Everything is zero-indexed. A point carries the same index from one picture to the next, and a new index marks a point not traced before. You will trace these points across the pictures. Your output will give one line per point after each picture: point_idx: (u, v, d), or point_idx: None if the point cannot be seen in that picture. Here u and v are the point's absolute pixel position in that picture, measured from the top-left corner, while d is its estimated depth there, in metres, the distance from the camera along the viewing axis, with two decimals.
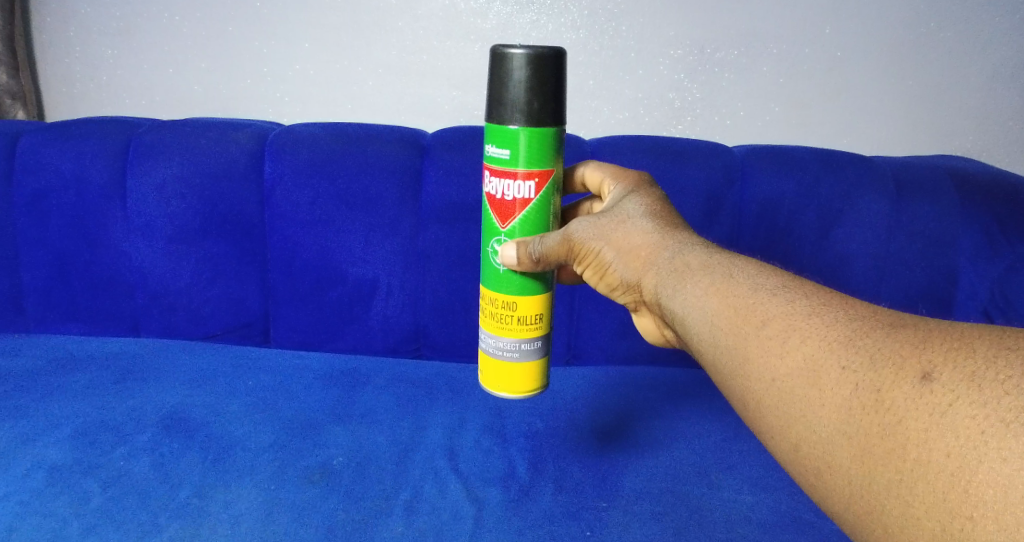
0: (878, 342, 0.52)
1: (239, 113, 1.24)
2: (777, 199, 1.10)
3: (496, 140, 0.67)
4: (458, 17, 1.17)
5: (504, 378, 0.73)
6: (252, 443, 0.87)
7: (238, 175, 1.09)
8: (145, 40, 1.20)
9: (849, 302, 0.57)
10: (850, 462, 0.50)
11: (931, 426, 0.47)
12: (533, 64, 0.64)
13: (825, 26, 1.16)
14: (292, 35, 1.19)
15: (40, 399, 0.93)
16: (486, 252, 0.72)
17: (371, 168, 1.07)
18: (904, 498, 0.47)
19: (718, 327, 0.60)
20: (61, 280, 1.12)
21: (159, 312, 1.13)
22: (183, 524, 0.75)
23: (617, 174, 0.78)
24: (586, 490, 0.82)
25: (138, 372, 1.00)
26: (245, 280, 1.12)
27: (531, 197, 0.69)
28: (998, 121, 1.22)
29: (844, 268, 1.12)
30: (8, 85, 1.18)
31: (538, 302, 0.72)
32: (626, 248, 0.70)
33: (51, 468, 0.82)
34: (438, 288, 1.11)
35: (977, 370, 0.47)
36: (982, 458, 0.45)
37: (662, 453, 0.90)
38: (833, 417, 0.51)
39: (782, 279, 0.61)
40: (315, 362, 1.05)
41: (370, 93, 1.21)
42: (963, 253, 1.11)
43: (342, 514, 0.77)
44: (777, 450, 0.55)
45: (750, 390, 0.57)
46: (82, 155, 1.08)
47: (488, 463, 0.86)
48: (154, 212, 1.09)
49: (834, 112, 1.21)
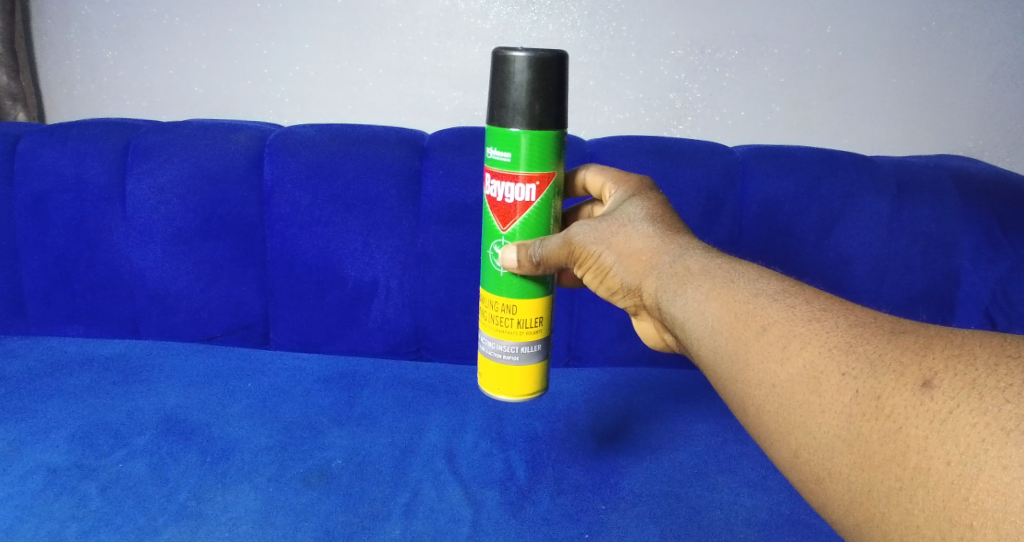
0: (878, 349, 0.52)
1: (239, 114, 1.24)
2: (777, 199, 1.10)
3: (497, 143, 0.67)
4: (458, 17, 1.16)
5: (503, 381, 0.73)
6: (251, 445, 0.87)
7: (238, 177, 1.08)
8: (145, 41, 1.20)
9: (850, 308, 0.57)
10: (849, 468, 0.50)
11: (931, 434, 0.47)
12: (535, 67, 0.63)
13: (826, 25, 1.16)
14: (292, 35, 1.18)
15: (39, 402, 0.93)
16: (486, 255, 0.72)
17: (370, 170, 1.07)
18: (904, 505, 0.47)
19: (718, 331, 0.60)
20: (61, 281, 1.12)
21: (159, 314, 1.13)
22: (181, 526, 0.75)
23: (618, 178, 0.78)
24: (585, 493, 0.82)
25: (137, 374, 1.00)
26: (245, 281, 1.12)
27: (532, 200, 0.68)
28: (1000, 121, 1.22)
29: (845, 268, 1.11)
30: (9, 87, 1.18)
31: (538, 305, 0.72)
32: (627, 252, 0.70)
33: (50, 471, 0.82)
34: (438, 289, 1.11)
35: (977, 377, 0.47)
36: (982, 466, 0.45)
37: (661, 455, 0.90)
38: (833, 424, 0.51)
39: (782, 285, 0.61)
40: (316, 364, 1.05)
41: (370, 93, 1.21)
42: (964, 253, 1.11)
43: (341, 516, 0.77)
44: (777, 456, 0.55)
45: (750, 395, 0.57)
46: (81, 157, 1.08)
47: (487, 465, 0.86)
48: (154, 214, 1.09)
49: (835, 112, 1.21)
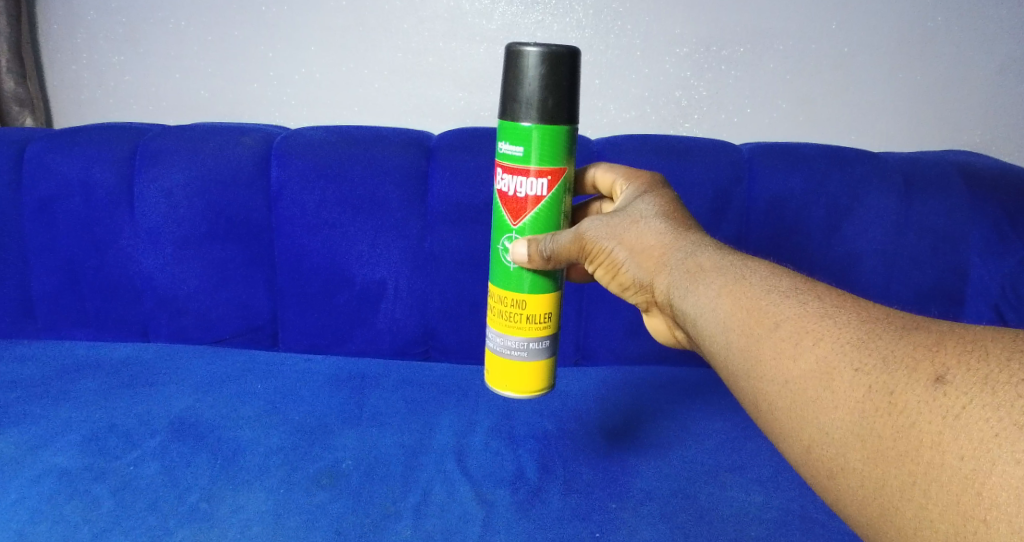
0: (891, 345, 0.52)
1: (245, 117, 1.24)
2: (785, 195, 1.10)
3: (509, 137, 0.67)
4: (463, 18, 1.17)
5: (509, 378, 0.73)
6: (262, 446, 0.87)
7: (246, 180, 1.09)
8: (151, 46, 1.20)
9: (862, 304, 0.56)
10: (863, 464, 0.50)
11: (945, 429, 0.47)
12: (549, 61, 0.63)
13: (832, 21, 1.16)
14: (298, 39, 1.19)
15: (49, 407, 0.94)
16: (496, 249, 0.72)
17: (377, 171, 1.08)
18: (918, 500, 0.47)
19: (730, 328, 0.60)
20: (71, 285, 1.13)
21: (169, 316, 1.13)
22: (193, 528, 0.75)
23: (628, 175, 0.78)
24: (596, 492, 0.82)
25: (146, 377, 1.01)
26: (254, 283, 1.12)
27: (543, 195, 0.68)
28: (1007, 114, 1.21)
29: (853, 265, 1.11)
30: (14, 92, 1.18)
31: (545, 301, 0.72)
32: (638, 248, 0.70)
33: (62, 473, 0.82)
34: (447, 290, 1.11)
35: (991, 373, 0.47)
36: (995, 461, 0.44)
37: (673, 453, 0.90)
38: (845, 420, 0.51)
39: (795, 281, 0.60)
40: (326, 365, 1.06)
41: (377, 95, 1.21)
42: (973, 248, 1.10)
43: (352, 517, 0.77)
44: (789, 452, 0.55)
45: (763, 391, 0.57)
46: (90, 162, 1.09)
47: (498, 465, 0.86)
48: (162, 217, 1.09)
49: (841, 108, 1.21)
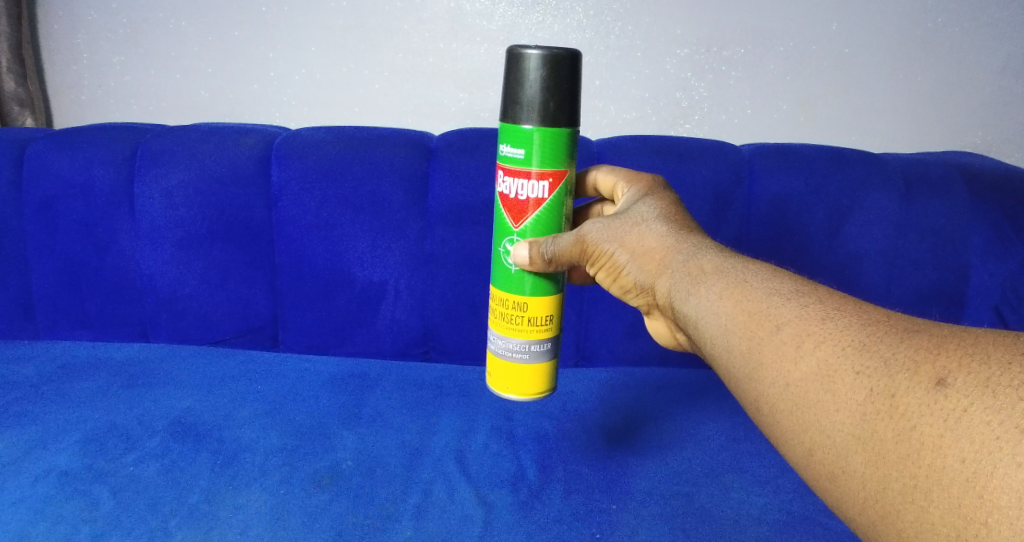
0: (892, 348, 0.52)
1: (245, 117, 1.24)
2: (785, 196, 1.10)
3: (511, 139, 0.67)
4: (463, 18, 1.16)
5: (510, 380, 0.73)
6: (262, 447, 0.87)
7: (246, 180, 1.09)
8: (152, 47, 1.20)
9: (863, 307, 0.56)
10: (864, 466, 0.50)
11: (947, 432, 0.47)
12: (550, 64, 0.63)
13: (833, 22, 1.16)
14: (298, 39, 1.19)
15: (48, 407, 0.94)
16: (497, 252, 0.72)
17: (378, 172, 1.08)
18: (919, 503, 0.47)
19: (731, 330, 0.60)
20: (71, 285, 1.13)
21: (169, 317, 1.13)
22: (193, 529, 0.75)
23: (629, 177, 0.78)
24: (596, 493, 0.82)
25: (146, 378, 1.01)
26: (254, 283, 1.12)
27: (544, 197, 0.68)
28: (1008, 115, 1.21)
29: (853, 266, 1.11)
30: (15, 92, 1.18)
31: (547, 303, 0.72)
32: (639, 250, 0.70)
33: (62, 473, 0.82)
34: (447, 291, 1.11)
35: (991, 376, 0.47)
36: (996, 464, 0.45)
37: (673, 455, 0.90)
38: (847, 423, 0.51)
39: (796, 284, 0.60)
40: (326, 366, 1.06)
41: (377, 96, 1.21)
42: (974, 250, 1.10)
43: (352, 518, 0.77)
44: (790, 455, 0.55)
45: (764, 395, 0.57)
46: (90, 162, 1.09)
47: (498, 466, 0.86)
48: (162, 217, 1.09)
49: (842, 109, 1.21)
